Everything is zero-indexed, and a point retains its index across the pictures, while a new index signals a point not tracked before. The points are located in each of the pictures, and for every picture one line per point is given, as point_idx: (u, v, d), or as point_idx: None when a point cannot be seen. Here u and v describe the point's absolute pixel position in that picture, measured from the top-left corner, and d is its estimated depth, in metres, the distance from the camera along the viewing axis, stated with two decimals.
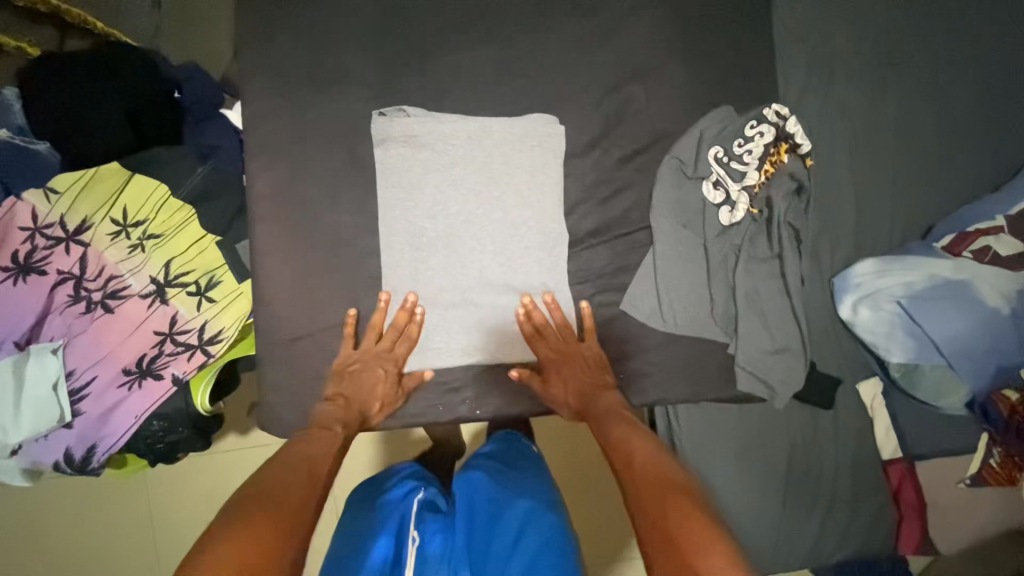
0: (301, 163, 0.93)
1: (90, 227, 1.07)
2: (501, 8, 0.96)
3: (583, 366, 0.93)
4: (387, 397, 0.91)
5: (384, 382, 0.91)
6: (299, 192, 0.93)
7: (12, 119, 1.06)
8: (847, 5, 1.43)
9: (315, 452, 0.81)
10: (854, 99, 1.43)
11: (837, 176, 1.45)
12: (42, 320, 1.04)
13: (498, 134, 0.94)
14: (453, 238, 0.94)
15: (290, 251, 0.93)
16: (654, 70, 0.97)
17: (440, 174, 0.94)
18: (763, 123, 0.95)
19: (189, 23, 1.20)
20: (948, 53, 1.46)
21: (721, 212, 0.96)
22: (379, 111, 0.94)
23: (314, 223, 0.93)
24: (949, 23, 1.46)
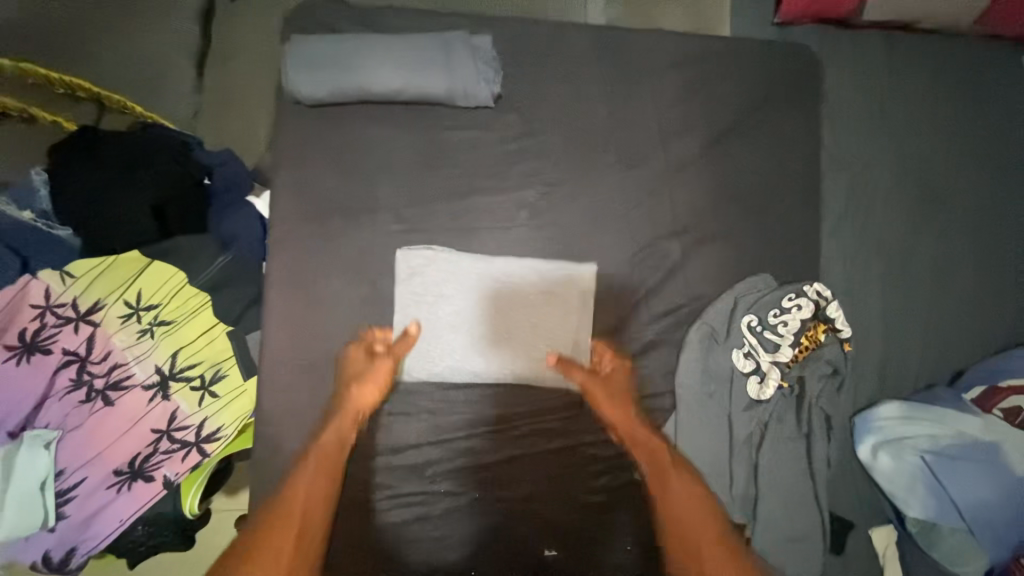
0: (319, 291, 0.90)
1: (101, 309, 1.06)
2: (545, 151, 0.94)
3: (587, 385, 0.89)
4: (374, 377, 0.86)
5: (369, 375, 0.86)
6: (315, 320, 0.90)
7: (36, 204, 1.05)
8: (890, 146, 1.43)
9: (297, 491, 0.81)
10: (887, 239, 1.42)
11: (867, 313, 1.41)
12: (41, 405, 1.01)
13: (527, 284, 0.91)
14: (465, 384, 0.89)
15: (295, 379, 0.89)
16: (693, 230, 0.95)
17: (460, 317, 0.90)
18: (803, 297, 0.92)
19: (226, 107, 1.19)
20: (985, 210, 1.46)
21: (749, 383, 0.91)
22: (406, 248, 0.90)
23: (329, 353, 0.90)
24: (990, 180, 1.46)
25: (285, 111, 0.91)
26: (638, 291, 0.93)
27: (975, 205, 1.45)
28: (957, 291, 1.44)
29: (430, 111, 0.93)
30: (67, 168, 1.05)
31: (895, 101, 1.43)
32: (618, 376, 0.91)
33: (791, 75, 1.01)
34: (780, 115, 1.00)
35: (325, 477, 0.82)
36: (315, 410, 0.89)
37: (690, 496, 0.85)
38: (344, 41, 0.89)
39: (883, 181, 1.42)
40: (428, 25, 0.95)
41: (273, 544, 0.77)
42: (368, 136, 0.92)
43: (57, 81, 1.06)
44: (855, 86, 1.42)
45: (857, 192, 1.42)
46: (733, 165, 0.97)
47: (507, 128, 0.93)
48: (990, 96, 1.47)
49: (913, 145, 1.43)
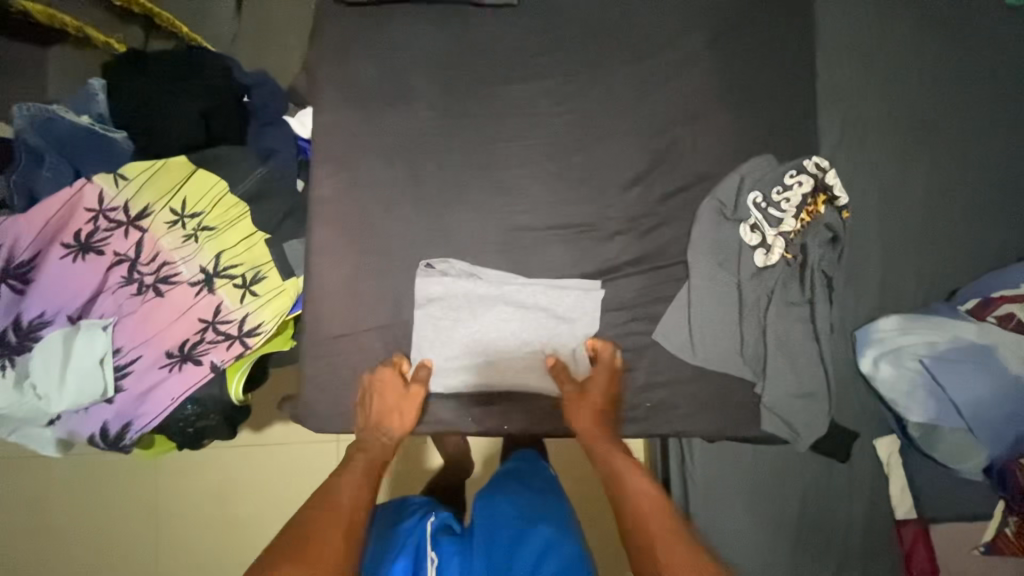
0: (359, 174, 0.99)
1: (150, 214, 1.13)
2: (562, 47, 1.03)
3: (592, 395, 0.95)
4: (405, 403, 0.94)
5: (405, 397, 0.94)
6: (355, 199, 0.98)
7: (94, 108, 1.13)
8: (884, 74, 1.47)
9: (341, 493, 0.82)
10: (884, 161, 1.46)
11: (866, 234, 1.46)
12: (95, 297, 1.08)
13: (541, 313, 0.98)
14: (494, 255, 0.99)
15: (342, 255, 0.97)
16: (700, 115, 1.03)
17: (475, 345, 0.98)
18: (803, 174, 1.00)
19: (264, 34, 1.29)
20: (988, 125, 1.48)
21: (756, 254, 0.99)
22: (425, 263, 0.97)
23: (369, 230, 0.98)
24: (993, 95, 1.48)
25: (330, 13, 1.02)
26: (651, 170, 1.02)
27: (979, 120, 1.48)
28: (963, 205, 1.47)
29: (459, 11, 1.03)
30: (124, 79, 1.15)
31: (890, 24, 1.49)
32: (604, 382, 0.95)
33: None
34: (778, 13, 1.08)
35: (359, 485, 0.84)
36: (343, 384, 0.96)
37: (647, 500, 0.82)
38: None
39: (881, 100, 1.47)
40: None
41: (323, 527, 0.75)
42: (403, 35, 1.02)
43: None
44: (847, 12, 1.50)
45: (852, 123, 1.47)
46: (736, 55, 1.05)
47: (527, 26, 1.03)
48: (988, 14, 1.50)
49: (910, 64, 1.48)
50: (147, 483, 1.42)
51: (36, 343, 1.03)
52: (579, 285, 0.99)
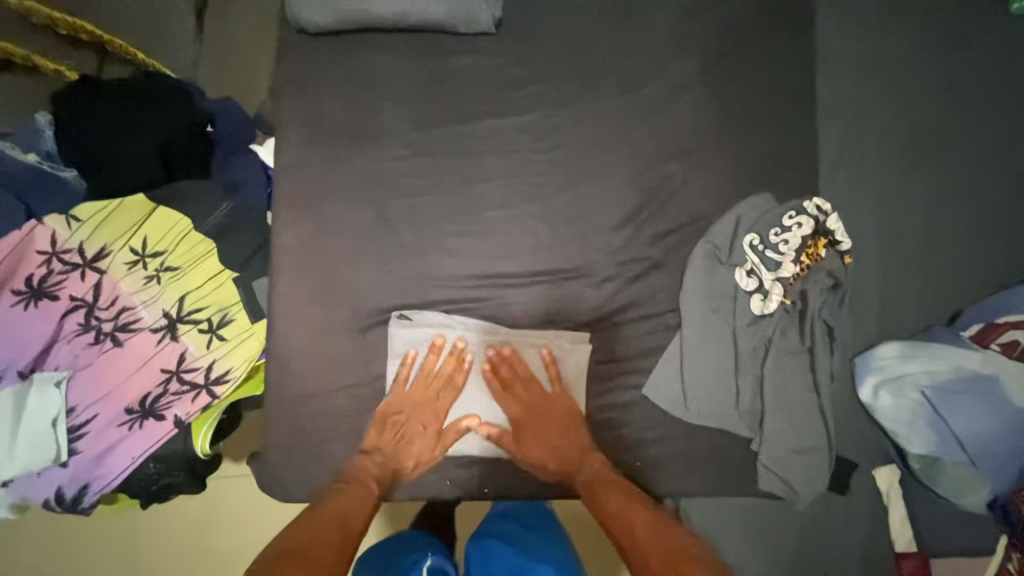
0: (327, 219, 0.92)
1: (108, 255, 1.06)
2: (544, 77, 0.96)
3: (555, 414, 0.91)
4: (421, 437, 0.90)
5: (422, 439, 0.90)
6: (323, 247, 0.91)
7: (41, 145, 1.06)
8: (885, 89, 1.41)
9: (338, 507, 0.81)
10: (885, 181, 1.40)
11: (866, 257, 1.40)
12: (49, 348, 1.01)
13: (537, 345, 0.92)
14: (473, 304, 0.92)
15: (310, 306, 0.91)
16: (693, 150, 0.96)
17: (494, 370, 0.91)
18: (803, 215, 0.93)
19: (230, 57, 1.21)
20: (994, 143, 1.41)
21: (752, 300, 0.93)
22: (398, 312, 0.91)
23: (338, 281, 0.91)
24: (996, 110, 1.42)
25: (292, 44, 0.95)
26: (640, 210, 0.95)
27: (981, 136, 1.41)
28: (966, 224, 1.41)
29: (432, 39, 0.96)
30: (71, 110, 1.06)
31: (892, 37, 1.42)
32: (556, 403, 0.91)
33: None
34: (776, 38, 1.00)
35: (364, 499, 0.83)
36: (314, 445, 0.90)
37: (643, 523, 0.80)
38: None
39: (880, 118, 1.41)
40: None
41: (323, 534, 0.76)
42: (372, 67, 0.94)
43: (65, 23, 1.10)
44: (848, 24, 1.43)
45: (852, 140, 1.41)
46: (732, 85, 0.98)
47: (506, 55, 0.96)
48: (992, 24, 1.43)
49: (910, 79, 1.42)
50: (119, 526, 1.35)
51: None
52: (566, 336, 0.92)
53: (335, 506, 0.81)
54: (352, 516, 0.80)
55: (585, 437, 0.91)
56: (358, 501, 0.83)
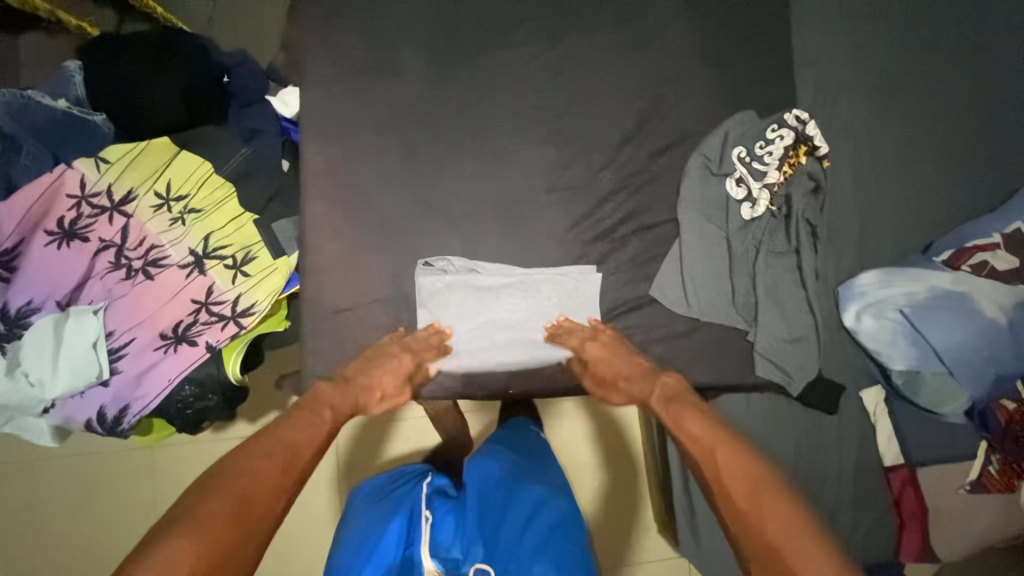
0: (349, 146, 0.99)
1: (134, 198, 1.11)
2: (545, 12, 1.04)
3: (620, 354, 0.96)
4: (394, 372, 0.94)
5: (391, 380, 0.94)
6: (347, 170, 0.98)
7: (70, 90, 1.12)
8: (857, 35, 1.51)
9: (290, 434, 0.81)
10: (858, 120, 1.50)
11: (845, 191, 1.50)
12: (84, 284, 1.07)
13: (523, 296, 1.00)
14: (488, 220, 1.00)
15: (334, 223, 0.97)
16: (684, 75, 1.05)
17: (462, 306, 0.99)
18: (785, 127, 1.03)
19: (243, 15, 1.28)
20: (959, 83, 1.52)
21: (743, 207, 1.02)
22: (422, 231, 0.99)
23: (362, 202, 0.98)
24: (958, 52, 1.53)
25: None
26: (638, 128, 1.03)
27: (946, 76, 1.52)
28: (937, 157, 1.51)
29: None
30: (99, 62, 1.13)
31: None
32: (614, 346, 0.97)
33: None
34: None
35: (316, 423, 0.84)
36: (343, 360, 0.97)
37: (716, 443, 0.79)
38: None
39: (853, 60, 1.51)
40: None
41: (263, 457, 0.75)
42: (386, 6, 1.02)
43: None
44: None
45: (827, 83, 1.51)
46: (716, 16, 1.07)
47: None
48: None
49: (880, 24, 1.52)
50: (145, 475, 1.40)
51: (27, 330, 1.02)
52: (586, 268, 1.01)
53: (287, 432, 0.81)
54: (301, 447, 0.79)
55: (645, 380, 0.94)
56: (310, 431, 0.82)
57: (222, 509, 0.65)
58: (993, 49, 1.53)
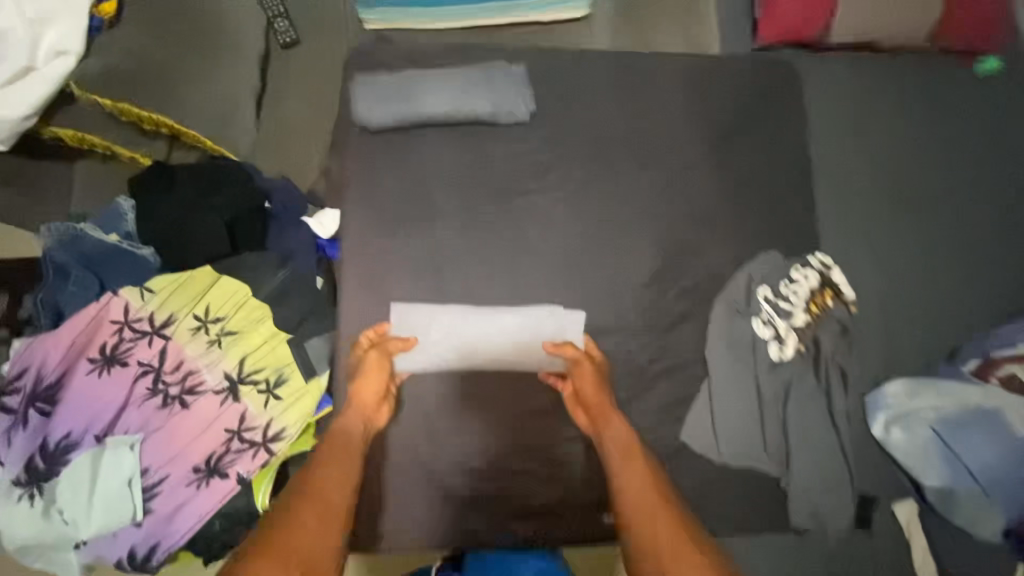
0: (386, 290, 1.02)
1: (174, 322, 1.15)
2: (575, 158, 1.09)
3: (583, 380, 0.96)
4: (377, 368, 0.95)
5: (376, 361, 0.96)
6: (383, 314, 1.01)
7: (121, 226, 1.17)
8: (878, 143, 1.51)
9: (324, 477, 0.80)
10: (884, 228, 1.47)
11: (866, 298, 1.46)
12: (120, 413, 1.09)
13: (503, 341, 1.01)
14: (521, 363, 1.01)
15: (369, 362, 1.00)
16: (709, 217, 1.08)
17: (464, 374, 1.01)
18: (809, 268, 1.04)
19: (280, 139, 1.32)
20: (976, 192, 1.52)
21: (770, 347, 1.02)
22: (457, 376, 1.01)
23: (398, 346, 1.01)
24: (974, 161, 1.53)
25: (354, 138, 1.07)
26: (666, 269, 1.06)
27: (972, 184, 1.50)
28: (963, 266, 1.49)
29: (475, 129, 1.08)
30: (153, 196, 1.18)
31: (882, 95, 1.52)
32: (579, 371, 0.97)
33: (782, 82, 1.17)
34: (776, 119, 1.15)
35: (350, 465, 0.85)
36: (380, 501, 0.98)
37: (643, 500, 0.80)
38: (404, 76, 1.06)
39: (875, 170, 1.49)
40: (472, 53, 1.12)
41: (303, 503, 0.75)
42: (422, 154, 1.07)
43: (148, 119, 1.18)
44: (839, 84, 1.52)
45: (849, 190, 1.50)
46: (739, 161, 1.12)
47: (540, 139, 1.09)
48: (964, 85, 1.56)
49: (900, 132, 1.53)
50: None
51: (65, 467, 1.04)
52: (577, 330, 1.02)
53: (318, 475, 0.80)
54: (335, 484, 0.80)
55: (610, 417, 0.93)
56: (342, 488, 0.81)
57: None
58: (1009, 158, 1.54)
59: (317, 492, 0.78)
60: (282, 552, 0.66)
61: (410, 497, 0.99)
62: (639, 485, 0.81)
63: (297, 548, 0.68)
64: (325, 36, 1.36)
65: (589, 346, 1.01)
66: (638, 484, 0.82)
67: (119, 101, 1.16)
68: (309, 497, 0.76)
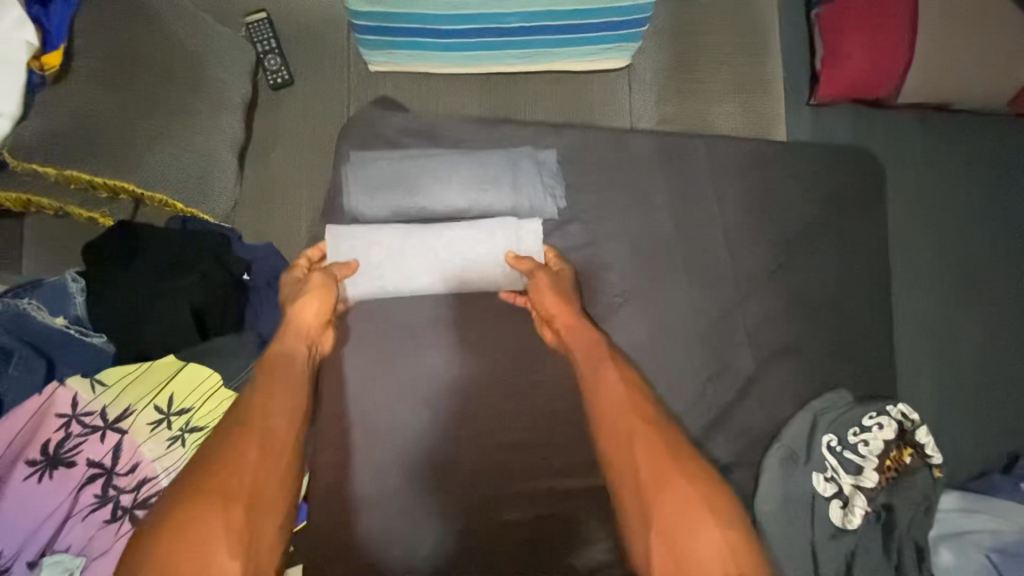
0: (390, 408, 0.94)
1: (130, 415, 0.98)
2: (611, 265, 0.96)
3: (551, 295, 0.88)
4: (320, 289, 0.88)
5: (319, 282, 0.89)
6: (384, 429, 0.93)
7: (69, 309, 0.98)
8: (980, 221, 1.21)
9: (259, 405, 0.70)
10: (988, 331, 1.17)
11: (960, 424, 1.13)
12: (61, 527, 0.92)
13: (453, 263, 0.96)
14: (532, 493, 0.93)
15: (353, 466, 0.92)
16: (765, 343, 0.94)
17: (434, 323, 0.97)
18: (884, 416, 0.88)
19: (266, 197, 1.15)
20: None
21: (832, 508, 0.85)
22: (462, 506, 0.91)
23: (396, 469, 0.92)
24: None
25: (360, 233, 0.96)
26: (715, 408, 0.92)
27: None
28: None
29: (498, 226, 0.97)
30: (107, 270, 1.01)
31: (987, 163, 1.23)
32: (541, 284, 0.89)
33: (848, 184, 1.03)
34: (846, 231, 1.01)
35: (292, 385, 0.76)
36: None
37: (621, 403, 0.72)
38: (404, 162, 1.00)
39: (959, 258, 1.19)
40: (499, 142, 1.02)
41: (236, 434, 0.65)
42: (433, 253, 0.96)
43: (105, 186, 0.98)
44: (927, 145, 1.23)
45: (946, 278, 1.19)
46: (805, 278, 0.98)
47: (573, 241, 0.97)
48: None
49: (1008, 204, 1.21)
50: None
51: None
52: (536, 247, 0.95)
53: (261, 404, 0.70)
54: (279, 411, 0.71)
55: (584, 324, 0.86)
56: (286, 415, 0.71)
57: (218, 518, 0.57)
58: None
59: (256, 419, 0.68)
60: (221, 491, 0.59)
61: (396, 539, 0.89)
62: (612, 393, 0.74)
63: (234, 480, 0.60)
64: (321, 79, 1.17)
65: (550, 257, 0.94)
66: (614, 399, 0.73)
67: (64, 169, 0.95)
68: (248, 419, 0.67)
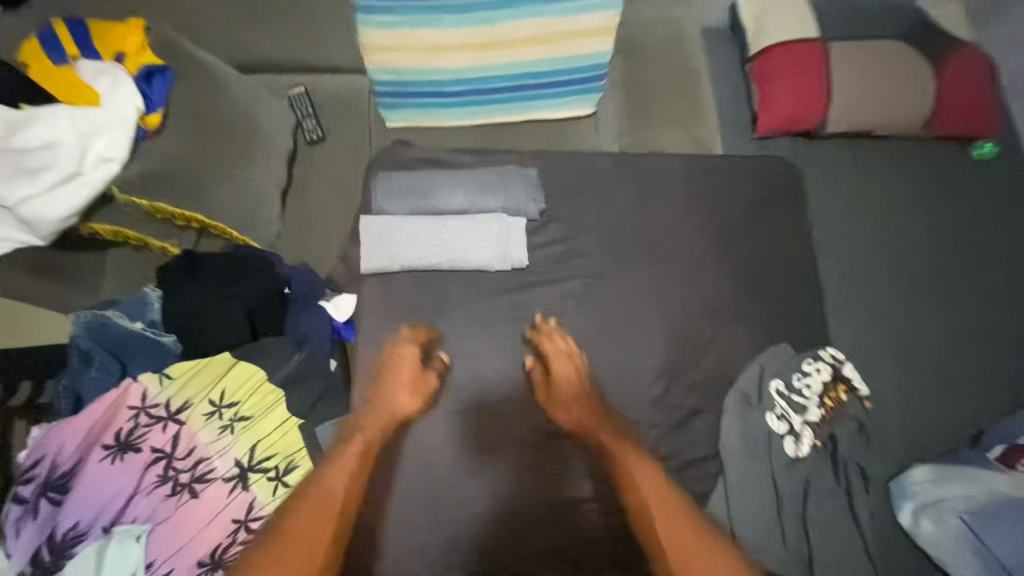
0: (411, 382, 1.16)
1: (188, 408, 1.16)
2: (584, 254, 1.21)
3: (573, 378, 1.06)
4: (403, 373, 1.08)
5: (405, 365, 1.08)
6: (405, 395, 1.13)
7: (147, 315, 1.22)
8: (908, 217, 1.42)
9: (328, 480, 0.90)
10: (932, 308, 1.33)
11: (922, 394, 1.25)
12: (129, 500, 1.08)
13: (456, 249, 1.18)
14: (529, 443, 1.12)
15: None
16: (716, 311, 1.18)
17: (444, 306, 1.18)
18: (819, 362, 1.16)
19: (302, 225, 1.40)
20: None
21: (785, 441, 1.10)
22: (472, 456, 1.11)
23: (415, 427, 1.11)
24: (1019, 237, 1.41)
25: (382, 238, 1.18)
26: (676, 360, 1.14)
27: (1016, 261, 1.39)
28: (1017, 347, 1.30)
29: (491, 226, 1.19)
30: (175, 284, 1.23)
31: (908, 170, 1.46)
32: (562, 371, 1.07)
33: (772, 188, 1.29)
34: (771, 220, 1.26)
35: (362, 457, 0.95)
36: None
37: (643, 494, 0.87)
38: (417, 177, 1.24)
39: None
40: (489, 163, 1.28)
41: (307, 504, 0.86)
42: (437, 246, 1.18)
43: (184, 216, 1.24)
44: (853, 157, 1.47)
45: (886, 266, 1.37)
46: (742, 261, 1.22)
47: (551, 234, 1.22)
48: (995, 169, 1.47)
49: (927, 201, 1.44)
50: None
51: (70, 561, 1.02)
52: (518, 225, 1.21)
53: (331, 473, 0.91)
54: (344, 481, 0.90)
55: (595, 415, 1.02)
56: (343, 480, 0.90)
57: None
58: None
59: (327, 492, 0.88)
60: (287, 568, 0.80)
61: (419, 490, 1.08)
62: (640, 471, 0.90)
63: (302, 536, 0.83)
64: (348, 130, 1.46)
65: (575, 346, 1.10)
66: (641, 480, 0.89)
67: (154, 202, 1.21)
68: (310, 497, 0.87)
